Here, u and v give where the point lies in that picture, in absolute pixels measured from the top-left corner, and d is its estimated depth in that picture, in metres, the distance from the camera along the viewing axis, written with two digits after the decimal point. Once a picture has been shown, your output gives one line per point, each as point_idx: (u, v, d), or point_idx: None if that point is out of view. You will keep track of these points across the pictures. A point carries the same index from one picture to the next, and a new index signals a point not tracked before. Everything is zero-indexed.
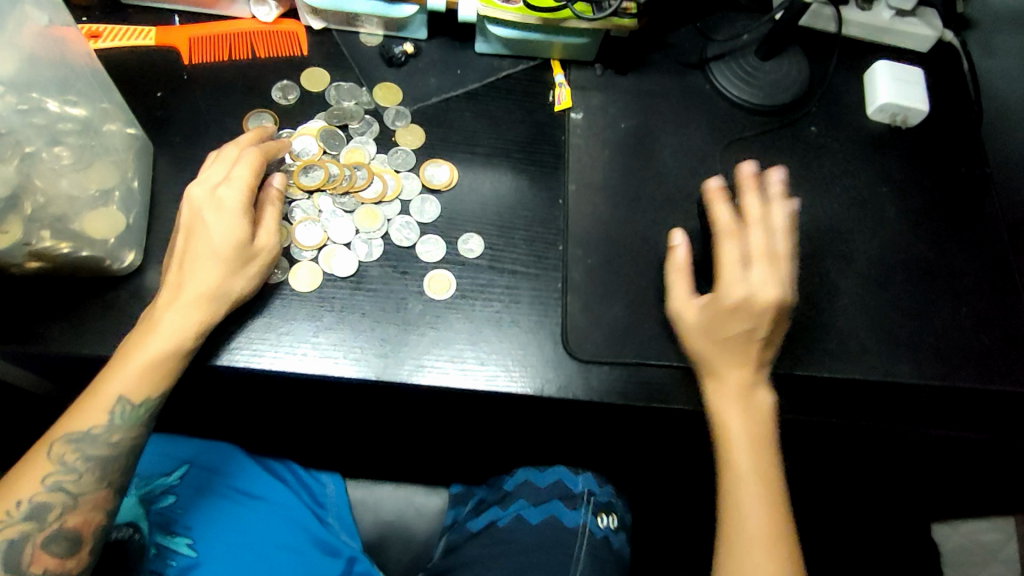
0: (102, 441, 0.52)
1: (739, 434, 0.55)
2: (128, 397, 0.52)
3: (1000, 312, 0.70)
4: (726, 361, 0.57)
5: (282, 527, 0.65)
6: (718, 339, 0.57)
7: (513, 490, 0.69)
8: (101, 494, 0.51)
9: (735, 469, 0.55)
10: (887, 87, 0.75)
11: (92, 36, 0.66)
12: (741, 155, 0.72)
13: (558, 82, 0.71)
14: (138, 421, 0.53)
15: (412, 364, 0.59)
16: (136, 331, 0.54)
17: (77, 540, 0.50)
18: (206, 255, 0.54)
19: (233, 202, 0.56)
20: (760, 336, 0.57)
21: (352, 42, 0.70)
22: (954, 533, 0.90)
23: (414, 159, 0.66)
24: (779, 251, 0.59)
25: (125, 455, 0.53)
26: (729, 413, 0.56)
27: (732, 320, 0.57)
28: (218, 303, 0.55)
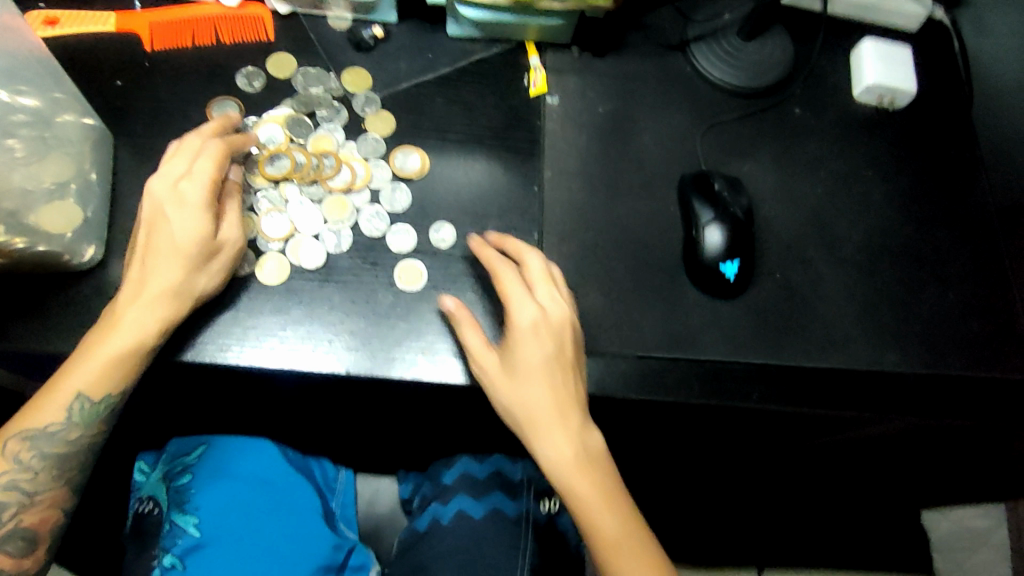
0: (60, 439, 0.51)
1: (593, 495, 0.52)
2: (86, 393, 0.51)
3: (989, 297, 0.68)
4: (549, 416, 0.52)
5: (288, 512, 0.65)
6: (529, 391, 0.53)
7: (451, 485, 0.70)
8: (58, 494, 0.52)
9: (605, 539, 0.51)
10: (873, 67, 0.72)
11: (50, 23, 0.64)
12: (722, 139, 0.70)
13: (533, 66, 0.69)
14: (96, 418, 0.52)
15: (383, 356, 0.57)
16: (98, 327, 0.52)
17: (33, 539, 0.51)
18: (167, 251, 0.53)
19: (194, 196, 0.54)
20: (566, 374, 0.53)
21: (320, 27, 0.68)
22: None
23: (384, 147, 0.64)
24: (550, 269, 0.57)
25: (83, 453, 0.53)
26: (574, 475, 0.52)
27: (539, 362, 0.53)
28: (181, 301, 0.53)
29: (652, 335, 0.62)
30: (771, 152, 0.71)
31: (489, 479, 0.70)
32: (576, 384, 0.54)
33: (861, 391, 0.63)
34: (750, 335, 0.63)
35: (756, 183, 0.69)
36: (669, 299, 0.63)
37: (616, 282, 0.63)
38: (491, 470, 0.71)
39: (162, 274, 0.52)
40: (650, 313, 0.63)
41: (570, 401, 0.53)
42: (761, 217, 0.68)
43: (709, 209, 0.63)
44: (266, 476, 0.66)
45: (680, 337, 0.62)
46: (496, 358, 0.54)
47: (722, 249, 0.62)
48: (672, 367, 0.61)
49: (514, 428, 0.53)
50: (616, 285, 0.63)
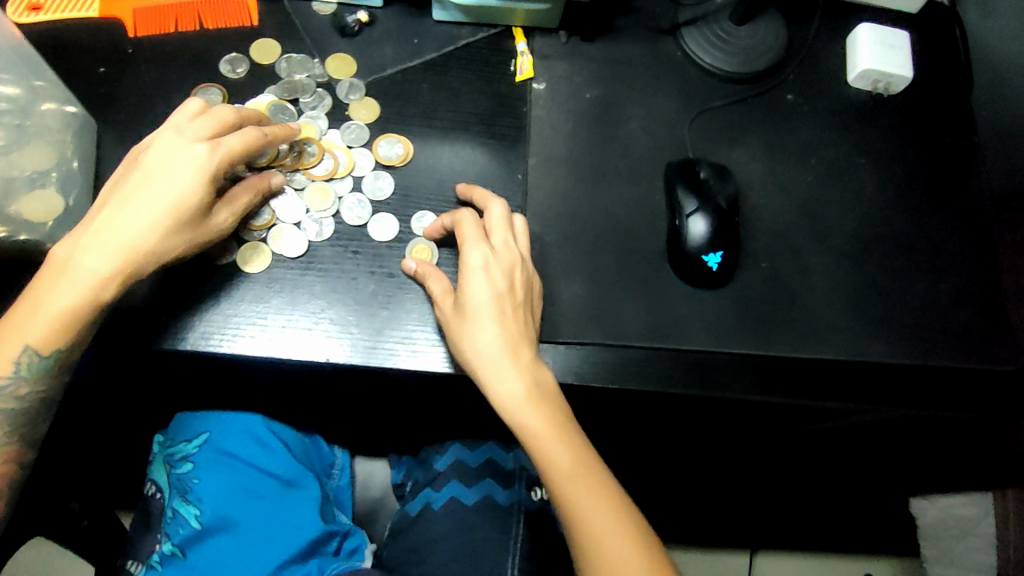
0: (10, 395, 0.50)
1: (544, 429, 0.51)
2: (34, 346, 0.49)
3: (980, 287, 0.67)
4: (497, 353, 0.52)
5: (286, 505, 0.64)
6: (475, 329, 0.53)
7: (445, 471, 0.70)
8: (14, 449, 0.51)
9: (558, 471, 0.50)
10: (869, 52, 0.71)
11: (33, 8, 0.64)
12: (712, 126, 0.69)
13: (519, 51, 0.68)
14: (47, 372, 0.50)
15: (363, 346, 0.57)
16: (46, 264, 0.50)
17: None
18: (155, 204, 0.51)
19: (204, 159, 0.52)
20: (514, 313, 0.54)
21: (305, 11, 0.67)
22: (933, 507, 0.89)
23: (368, 134, 0.64)
24: (509, 219, 0.57)
25: (34, 408, 0.51)
26: (524, 409, 0.51)
27: (485, 300, 0.53)
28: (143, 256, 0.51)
29: (636, 323, 0.62)
30: (761, 138, 0.70)
31: (482, 467, 0.71)
32: (524, 327, 0.54)
33: (848, 383, 0.63)
34: (735, 325, 0.63)
35: (745, 171, 0.68)
36: (652, 288, 0.63)
37: (600, 271, 0.63)
38: (485, 459, 0.71)
39: (133, 221, 0.50)
40: (633, 303, 0.62)
41: (517, 340, 0.53)
42: (750, 206, 0.67)
43: (694, 199, 0.63)
44: (272, 471, 0.65)
45: (664, 327, 0.62)
46: (452, 301, 0.55)
47: (705, 240, 0.62)
48: (653, 357, 0.61)
49: (467, 370, 0.54)
50: (600, 274, 0.63)
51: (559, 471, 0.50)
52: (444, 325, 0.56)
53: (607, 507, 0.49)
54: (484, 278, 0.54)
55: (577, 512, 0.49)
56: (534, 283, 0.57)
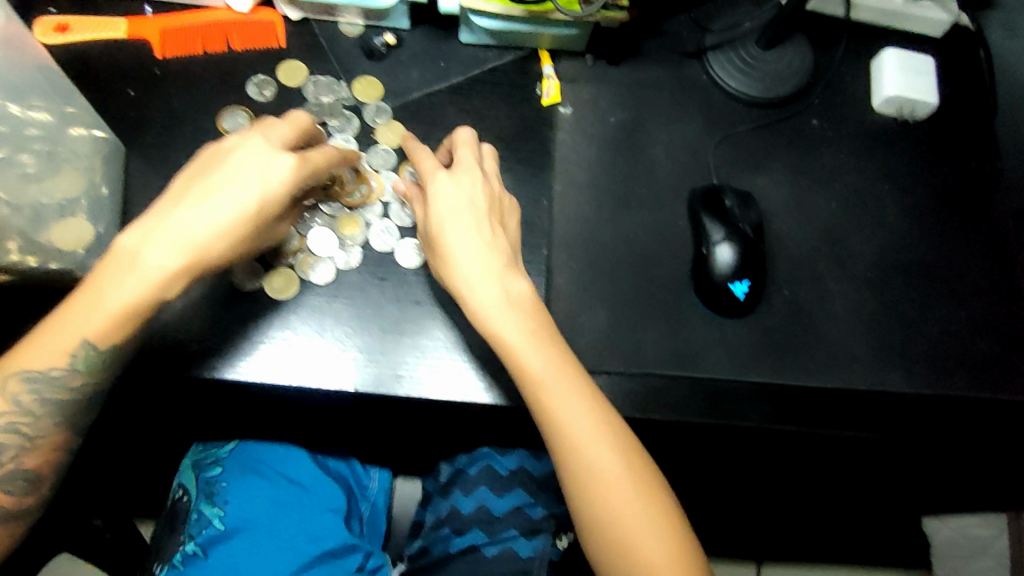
0: (62, 386, 0.47)
1: (522, 335, 0.51)
2: (91, 341, 0.46)
3: (1001, 316, 0.67)
4: (469, 266, 0.52)
5: (304, 515, 0.67)
6: (445, 241, 0.53)
7: (467, 517, 0.66)
8: (61, 438, 0.48)
9: (532, 376, 0.50)
10: (893, 78, 0.71)
11: (60, 28, 0.64)
12: (737, 152, 0.69)
13: (546, 74, 0.68)
14: (103, 368, 0.48)
15: (390, 374, 0.57)
16: (109, 254, 0.46)
17: (35, 480, 0.47)
18: (227, 209, 0.47)
19: (285, 169, 0.48)
20: (486, 223, 0.53)
21: (332, 33, 0.67)
22: (945, 526, 0.89)
23: (395, 158, 0.64)
24: (466, 137, 0.57)
25: (84, 400, 0.48)
26: (500, 319, 0.51)
27: (453, 212, 0.53)
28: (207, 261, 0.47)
29: (660, 352, 0.62)
30: (786, 165, 0.70)
31: (507, 517, 0.65)
32: (499, 241, 0.53)
33: (869, 411, 0.63)
34: (758, 354, 0.63)
35: (769, 197, 0.68)
36: (676, 316, 0.63)
37: (624, 298, 0.63)
38: (510, 509, 0.66)
39: (204, 221, 0.46)
40: (656, 330, 0.62)
41: (493, 256, 0.52)
42: (774, 232, 0.67)
43: (720, 227, 0.63)
44: (297, 480, 0.69)
45: (686, 355, 0.62)
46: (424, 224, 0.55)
47: (731, 268, 0.61)
48: (674, 386, 0.61)
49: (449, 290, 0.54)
50: (624, 302, 0.63)
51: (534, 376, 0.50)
52: (423, 241, 0.56)
53: (582, 409, 0.50)
54: (447, 196, 0.54)
55: (551, 414, 0.50)
56: (504, 200, 0.56)
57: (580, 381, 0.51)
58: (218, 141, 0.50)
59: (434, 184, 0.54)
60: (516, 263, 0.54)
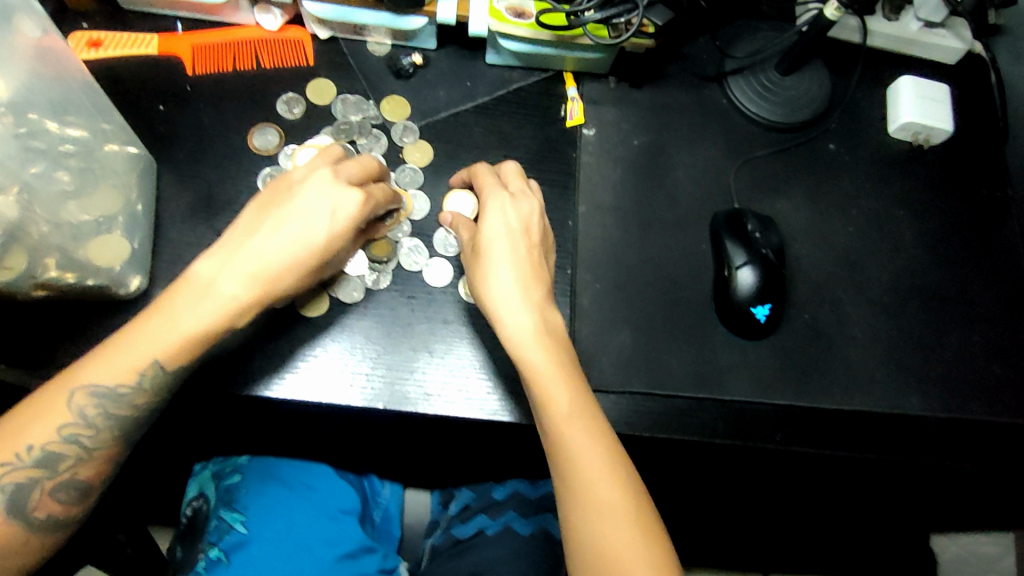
0: (127, 403, 0.48)
1: (548, 368, 0.50)
2: (160, 362, 0.48)
3: (1015, 341, 0.69)
4: (512, 295, 0.51)
5: (321, 518, 0.68)
6: (489, 268, 0.52)
7: (502, 500, 0.73)
8: (117, 450, 0.49)
9: (553, 409, 0.49)
10: (910, 104, 0.72)
11: (93, 44, 0.65)
12: (756, 175, 0.70)
13: (570, 97, 0.69)
14: (165, 387, 0.49)
15: (418, 392, 0.58)
16: (182, 281, 0.49)
17: (87, 491, 0.48)
18: (298, 245, 0.49)
19: (352, 206, 0.50)
20: (532, 254, 0.53)
21: (360, 52, 0.68)
22: (952, 544, 0.94)
23: (422, 177, 0.65)
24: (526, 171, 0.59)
25: (144, 416, 0.49)
26: (529, 349, 0.50)
27: (504, 241, 0.53)
28: (274, 292, 0.49)
29: (683, 374, 0.63)
30: (805, 189, 0.71)
31: (541, 500, 0.73)
32: (540, 268, 0.54)
33: (885, 434, 0.64)
34: (779, 377, 0.64)
35: (789, 221, 0.70)
36: (698, 338, 0.64)
37: (648, 320, 0.64)
38: (544, 491, 0.74)
39: (275, 256, 0.48)
40: (679, 352, 0.63)
41: (534, 289, 0.52)
42: (793, 256, 0.69)
43: (742, 251, 0.63)
44: (312, 486, 0.71)
45: (708, 377, 0.63)
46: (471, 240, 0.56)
47: (752, 292, 0.62)
48: (696, 407, 0.62)
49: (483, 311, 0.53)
50: (648, 323, 0.64)
51: (550, 411, 0.49)
52: (468, 265, 0.55)
53: (594, 453, 0.48)
54: (499, 215, 0.54)
55: (561, 452, 0.48)
56: (548, 236, 0.57)
57: (597, 424, 0.49)
58: (290, 176, 0.52)
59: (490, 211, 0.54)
60: (552, 298, 0.54)
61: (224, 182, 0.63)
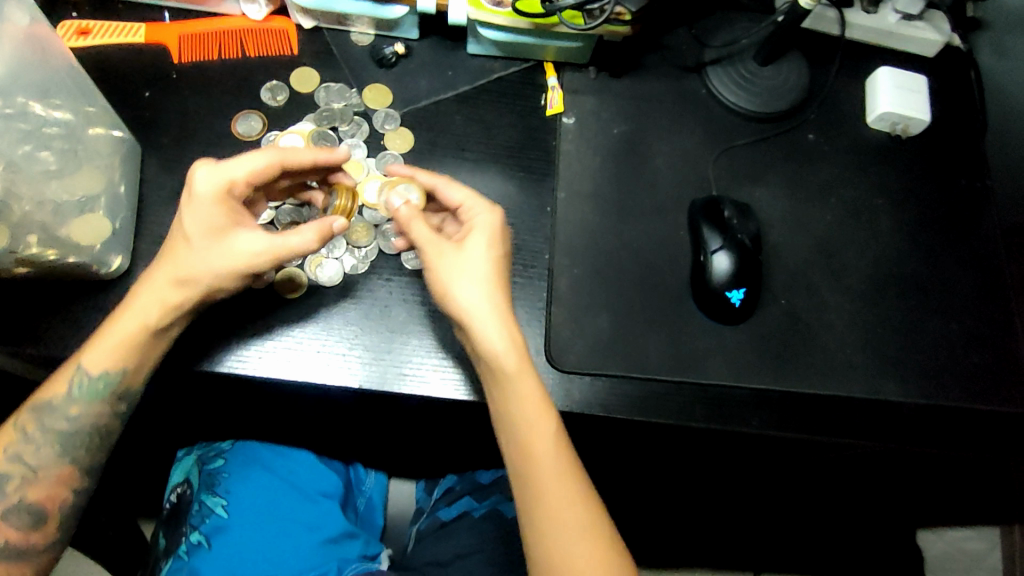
0: (62, 416, 0.54)
1: (524, 395, 0.53)
2: (86, 367, 0.53)
3: (991, 330, 0.69)
4: (484, 311, 0.53)
5: (301, 505, 0.69)
6: (454, 282, 0.54)
7: (486, 484, 0.76)
8: (64, 470, 0.54)
9: (528, 439, 0.52)
10: (887, 96, 0.73)
11: (82, 33, 0.66)
12: (734, 164, 0.71)
13: (550, 85, 0.70)
14: (97, 396, 0.54)
15: (394, 372, 0.59)
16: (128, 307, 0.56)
17: (41, 515, 0.53)
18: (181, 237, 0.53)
19: (205, 185, 0.53)
20: (503, 278, 0.56)
21: (344, 41, 0.69)
22: (939, 540, 0.93)
23: (402, 164, 0.66)
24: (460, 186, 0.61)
25: (86, 431, 0.54)
26: (510, 367, 0.52)
27: (480, 262, 0.55)
28: (185, 286, 0.53)
29: (660, 357, 0.63)
30: (783, 178, 0.72)
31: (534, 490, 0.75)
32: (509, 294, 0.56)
33: (861, 420, 0.64)
34: (754, 362, 0.64)
35: (766, 210, 0.70)
36: (674, 322, 0.65)
37: (625, 305, 0.64)
38: None
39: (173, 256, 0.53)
40: (654, 336, 0.64)
41: (502, 303, 0.54)
42: (771, 244, 0.69)
43: (718, 236, 0.64)
44: (292, 477, 0.71)
45: (686, 362, 0.63)
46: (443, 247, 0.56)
47: (728, 276, 0.63)
48: (674, 391, 0.63)
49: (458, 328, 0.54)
50: (624, 308, 0.64)
51: (528, 441, 0.52)
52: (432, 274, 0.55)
53: (566, 484, 0.52)
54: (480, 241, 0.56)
55: (535, 482, 0.52)
56: None
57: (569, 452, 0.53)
58: None
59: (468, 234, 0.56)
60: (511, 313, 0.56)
61: None
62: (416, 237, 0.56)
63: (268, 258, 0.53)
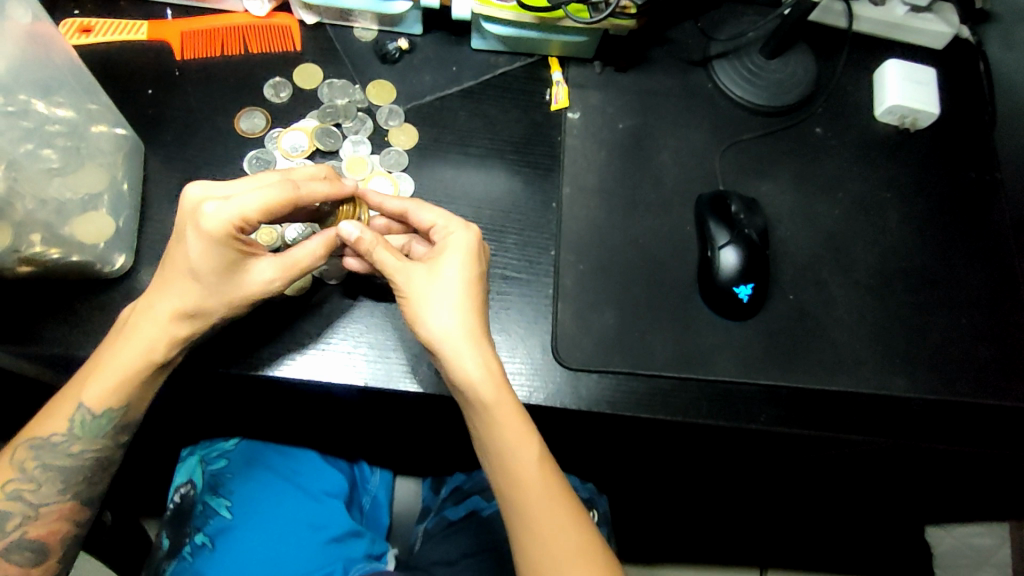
0: (63, 451, 0.52)
1: (506, 426, 0.52)
2: (88, 405, 0.51)
3: (1002, 324, 0.68)
4: (459, 337, 0.52)
5: (306, 505, 0.69)
6: (430, 308, 0.53)
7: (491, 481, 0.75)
8: (67, 506, 0.53)
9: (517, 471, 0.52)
10: (897, 89, 0.72)
11: (84, 30, 0.66)
12: (741, 159, 0.70)
13: (555, 80, 0.70)
14: (99, 432, 0.53)
15: (399, 371, 0.59)
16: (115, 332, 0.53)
17: (42, 550, 0.52)
18: (183, 271, 0.51)
19: (213, 223, 0.49)
20: (478, 301, 0.55)
21: (347, 37, 0.69)
22: (948, 536, 0.94)
23: (407, 160, 0.65)
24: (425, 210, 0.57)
25: (88, 465, 0.53)
26: (487, 394, 0.52)
27: (455, 285, 0.54)
28: (192, 320, 0.52)
29: (668, 354, 0.63)
30: (790, 172, 0.71)
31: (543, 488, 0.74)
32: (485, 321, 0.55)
33: (872, 416, 0.64)
34: (763, 357, 0.64)
35: (774, 204, 0.70)
36: (682, 318, 0.64)
37: (633, 302, 0.64)
38: None
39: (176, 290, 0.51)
40: (662, 332, 0.63)
41: (478, 328, 0.54)
42: (779, 239, 0.69)
43: (726, 231, 0.63)
44: (296, 477, 0.71)
45: (694, 357, 0.63)
46: (413, 272, 0.54)
47: (736, 272, 0.62)
48: (681, 388, 0.62)
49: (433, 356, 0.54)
50: (633, 305, 0.64)
51: (515, 468, 0.52)
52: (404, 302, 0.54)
53: (557, 509, 0.52)
54: (450, 265, 0.54)
55: (528, 513, 0.52)
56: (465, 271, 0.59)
57: (556, 478, 0.53)
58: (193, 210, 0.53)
59: (440, 256, 0.55)
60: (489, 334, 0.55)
61: (211, 164, 0.63)
62: (385, 268, 0.54)
63: (280, 282, 0.53)
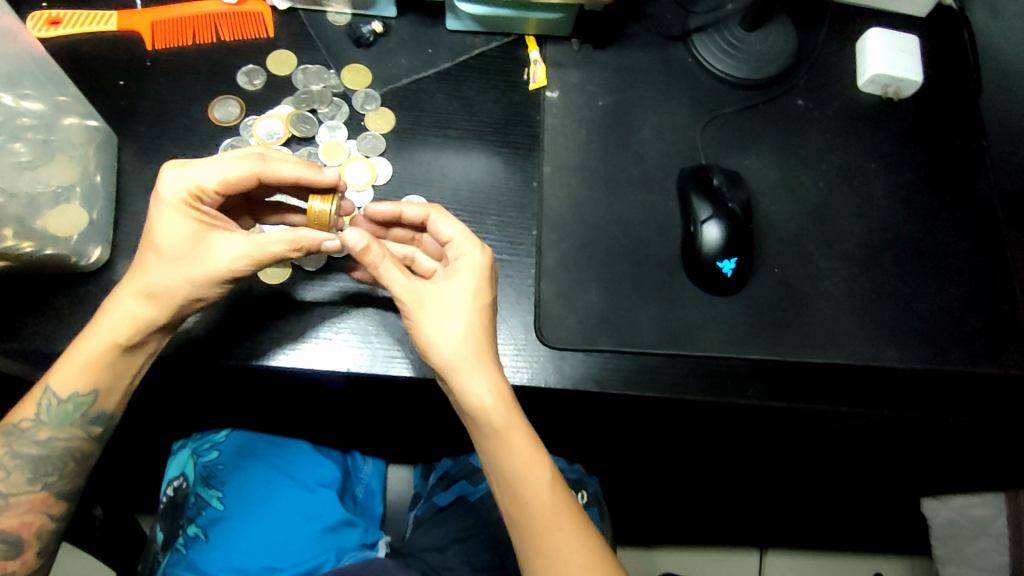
0: (31, 439, 0.52)
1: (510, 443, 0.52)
2: (55, 389, 0.52)
3: (991, 291, 0.68)
4: (467, 359, 0.52)
5: (297, 493, 0.68)
6: (435, 325, 0.52)
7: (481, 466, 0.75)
8: (39, 498, 0.52)
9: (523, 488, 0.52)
10: (879, 58, 0.71)
11: (52, 23, 0.65)
12: (723, 132, 0.70)
13: (532, 59, 0.69)
14: (66, 418, 0.52)
15: (383, 356, 0.58)
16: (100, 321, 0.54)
17: (16, 543, 0.52)
18: (155, 248, 0.52)
19: (171, 193, 0.51)
20: (486, 321, 0.54)
21: (320, 22, 0.68)
22: (944, 508, 0.88)
23: (384, 144, 0.65)
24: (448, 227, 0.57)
25: (58, 455, 0.53)
26: (494, 415, 0.52)
27: (463, 305, 0.53)
28: (160, 301, 0.51)
29: (653, 330, 0.62)
30: (773, 145, 0.70)
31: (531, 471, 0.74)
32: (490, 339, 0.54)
33: (862, 387, 0.63)
34: (750, 331, 0.63)
35: (757, 177, 0.69)
36: (667, 294, 0.64)
37: (616, 279, 0.63)
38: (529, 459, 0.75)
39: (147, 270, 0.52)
40: (647, 308, 0.63)
41: (485, 348, 0.53)
42: (763, 212, 0.68)
43: (708, 206, 0.63)
44: (287, 466, 0.71)
45: (679, 333, 0.62)
46: (421, 292, 0.53)
47: (719, 247, 0.62)
48: (668, 364, 0.62)
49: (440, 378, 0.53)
50: (617, 282, 0.63)
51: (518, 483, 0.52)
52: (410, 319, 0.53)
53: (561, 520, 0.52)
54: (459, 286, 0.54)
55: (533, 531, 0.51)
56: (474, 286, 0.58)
57: (562, 490, 0.53)
58: None
59: (452, 275, 0.54)
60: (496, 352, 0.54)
61: (186, 154, 0.63)
62: (390, 282, 0.53)
63: (247, 264, 0.52)
